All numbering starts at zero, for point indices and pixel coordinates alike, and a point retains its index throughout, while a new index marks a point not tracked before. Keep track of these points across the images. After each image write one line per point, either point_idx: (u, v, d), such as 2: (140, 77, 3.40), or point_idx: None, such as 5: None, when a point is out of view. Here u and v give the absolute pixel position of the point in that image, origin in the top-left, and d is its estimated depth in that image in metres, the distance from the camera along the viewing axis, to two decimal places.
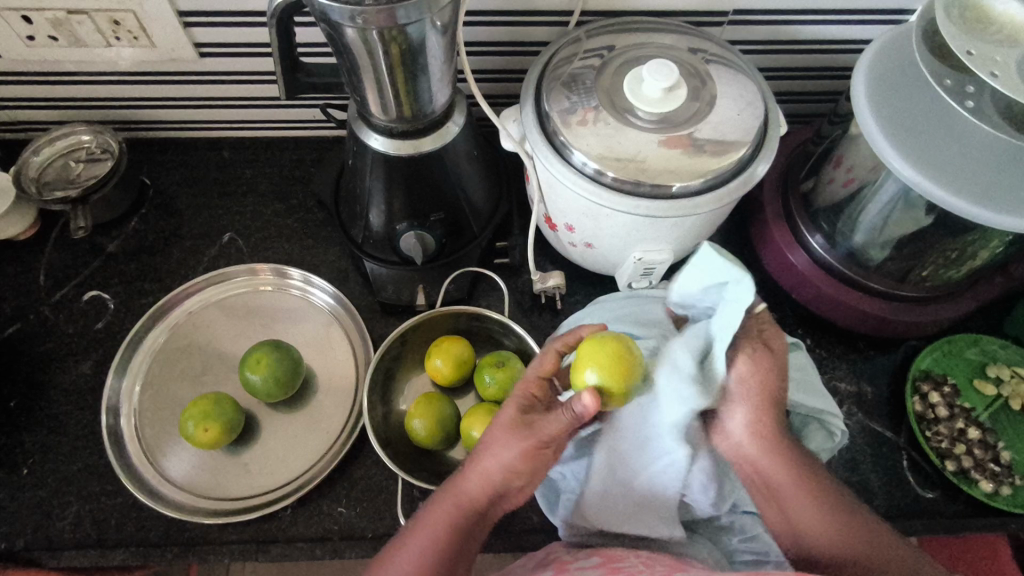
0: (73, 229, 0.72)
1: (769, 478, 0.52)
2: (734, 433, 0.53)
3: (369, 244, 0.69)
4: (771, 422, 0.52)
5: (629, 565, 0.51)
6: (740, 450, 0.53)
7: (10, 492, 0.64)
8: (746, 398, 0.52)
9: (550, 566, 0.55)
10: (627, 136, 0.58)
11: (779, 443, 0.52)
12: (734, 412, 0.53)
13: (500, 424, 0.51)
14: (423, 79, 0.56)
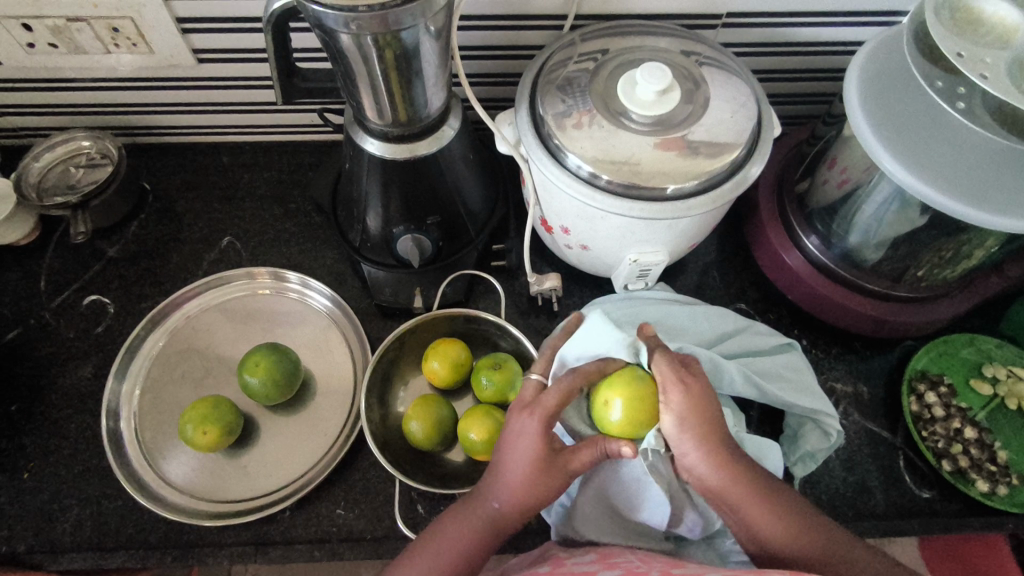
0: (73, 234, 0.73)
1: (721, 495, 0.50)
2: (683, 458, 0.51)
3: (366, 247, 0.70)
4: (712, 440, 0.50)
5: (623, 560, 0.52)
6: (693, 473, 0.51)
7: (12, 495, 0.64)
8: (684, 423, 0.50)
9: (546, 564, 0.55)
10: (620, 138, 0.59)
11: (725, 460, 0.50)
12: (676, 441, 0.51)
13: (529, 460, 0.50)
14: (418, 83, 0.57)
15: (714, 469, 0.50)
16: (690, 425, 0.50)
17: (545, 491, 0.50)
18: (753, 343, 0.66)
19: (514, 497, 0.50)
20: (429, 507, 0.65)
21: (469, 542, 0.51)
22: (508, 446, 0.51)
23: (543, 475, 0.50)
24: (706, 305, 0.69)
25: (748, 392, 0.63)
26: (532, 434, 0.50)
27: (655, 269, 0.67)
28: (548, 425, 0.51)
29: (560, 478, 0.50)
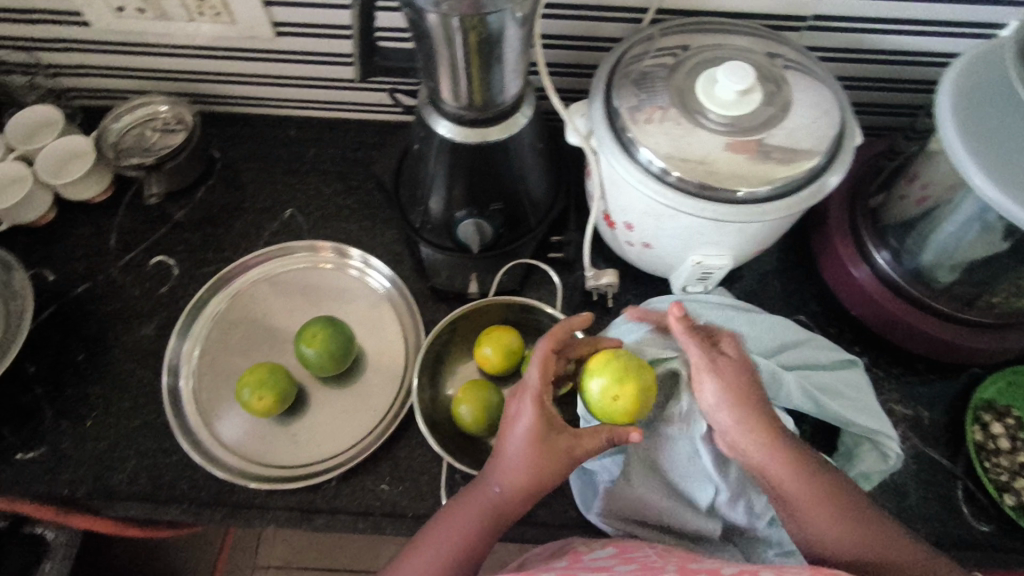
0: (148, 194, 0.80)
1: (766, 472, 0.53)
2: (727, 435, 0.55)
3: (427, 229, 0.71)
4: (755, 417, 0.53)
5: (641, 555, 0.53)
6: (741, 452, 0.54)
7: (74, 440, 0.67)
8: (727, 398, 0.54)
9: (565, 558, 0.57)
10: (694, 136, 0.58)
11: (774, 442, 0.53)
12: (717, 415, 0.55)
13: (527, 441, 0.51)
14: (496, 69, 0.56)
15: (758, 446, 0.53)
16: (730, 401, 0.54)
17: (543, 472, 0.52)
18: (812, 356, 0.65)
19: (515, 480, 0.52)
20: None
21: (474, 531, 0.51)
22: (507, 431, 0.53)
23: (543, 456, 0.51)
24: (768, 316, 0.68)
25: (805, 406, 0.62)
26: (528, 414, 0.52)
27: (717, 273, 0.67)
28: (542, 405, 0.52)
29: (560, 456, 0.52)
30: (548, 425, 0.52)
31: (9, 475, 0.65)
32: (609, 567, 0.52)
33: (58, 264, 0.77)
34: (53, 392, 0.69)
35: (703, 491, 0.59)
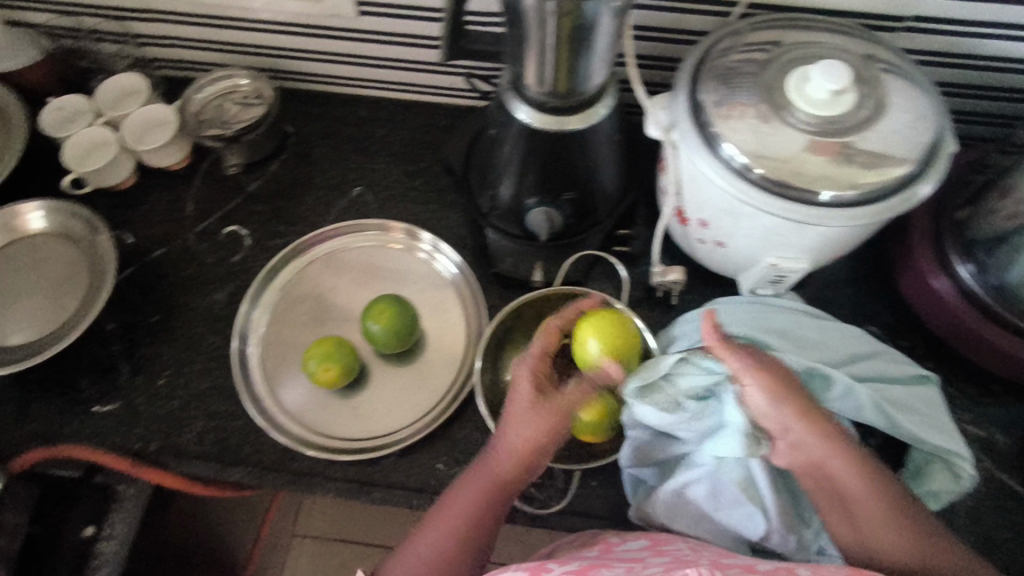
0: (227, 165, 0.82)
1: (824, 468, 0.52)
2: (787, 433, 0.53)
3: (495, 214, 0.71)
4: (807, 413, 0.52)
5: (674, 548, 0.54)
6: (799, 449, 0.53)
7: (147, 398, 0.70)
8: (776, 397, 0.52)
9: (597, 547, 0.59)
10: (779, 134, 0.57)
11: (831, 437, 0.52)
12: (774, 414, 0.53)
13: (517, 401, 0.58)
14: (585, 57, 0.56)
15: (821, 440, 0.52)
16: (779, 399, 0.52)
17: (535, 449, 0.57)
18: (885, 369, 0.63)
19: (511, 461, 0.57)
20: None
21: (475, 512, 0.57)
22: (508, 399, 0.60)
23: (533, 412, 0.57)
24: (839, 324, 0.67)
25: (875, 420, 0.60)
26: (519, 380, 0.59)
27: (792, 276, 0.65)
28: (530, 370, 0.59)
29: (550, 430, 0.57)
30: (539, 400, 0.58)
31: (87, 426, 0.68)
32: (640, 559, 0.54)
33: (137, 227, 0.80)
34: (129, 350, 0.72)
35: (753, 520, 0.57)
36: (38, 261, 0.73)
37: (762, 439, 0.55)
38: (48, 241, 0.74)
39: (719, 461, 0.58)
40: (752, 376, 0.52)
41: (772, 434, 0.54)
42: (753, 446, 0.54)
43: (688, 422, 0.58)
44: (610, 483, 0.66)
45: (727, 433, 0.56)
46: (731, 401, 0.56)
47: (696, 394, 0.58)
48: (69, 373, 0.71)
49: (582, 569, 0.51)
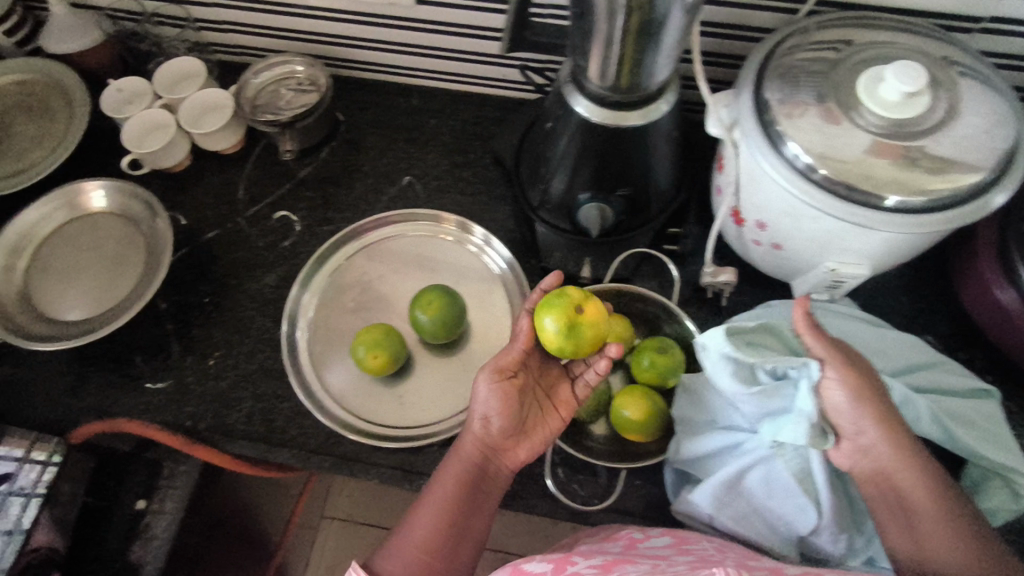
0: (283, 151, 0.83)
1: (892, 478, 0.52)
2: (861, 437, 0.53)
3: (545, 208, 0.71)
4: (884, 418, 0.53)
5: (698, 547, 0.55)
6: (868, 453, 0.53)
7: (199, 376, 0.71)
8: (857, 396, 0.53)
9: (620, 541, 0.59)
10: (846, 136, 0.55)
11: (903, 447, 0.52)
12: (852, 415, 0.53)
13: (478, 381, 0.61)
14: (652, 53, 0.55)
15: (894, 450, 0.52)
16: (863, 399, 0.53)
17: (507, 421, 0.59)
18: (943, 381, 0.61)
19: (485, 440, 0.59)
20: (567, 473, 0.66)
21: (456, 492, 0.58)
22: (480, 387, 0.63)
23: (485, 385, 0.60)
24: (896, 332, 0.66)
25: (931, 431, 0.59)
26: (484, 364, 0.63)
27: (850, 282, 0.64)
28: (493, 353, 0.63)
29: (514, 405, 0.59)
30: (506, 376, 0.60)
31: (141, 401, 0.70)
32: (664, 556, 0.54)
33: (190, 209, 0.81)
34: (181, 329, 0.73)
35: (805, 514, 0.56)
36: (97, 239, 0.75)
37: (829, 434, 0.55)
38: (107, 220, 0.76)
39: (778, 448, 0.58)
40: (840, 368, 0.53)
41: (844, 436, 0.54)
42: (818, 437, 0.54)
43: (756, 395, 0.57)
44: (654, 482, 0.66)
45: (792, 419, 0.55)
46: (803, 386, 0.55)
47: (773, 371, 0.57)
48: (123, 349, 0.72)
49: (605, 564, 0.53)
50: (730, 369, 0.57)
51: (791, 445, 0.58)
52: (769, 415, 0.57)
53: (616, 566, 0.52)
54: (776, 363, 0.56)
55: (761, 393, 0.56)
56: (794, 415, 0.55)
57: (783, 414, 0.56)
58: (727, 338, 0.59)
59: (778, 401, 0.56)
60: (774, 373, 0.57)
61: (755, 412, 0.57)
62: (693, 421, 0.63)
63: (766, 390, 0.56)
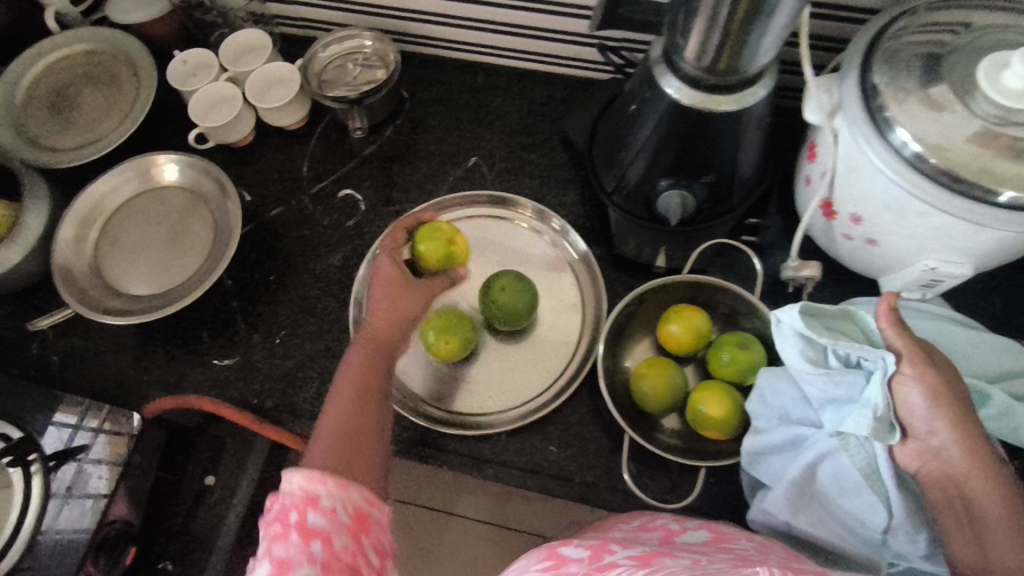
0: (352, 127, 0.81)
1: (962, 485, 0.45)
2: (930, 438, 0.47)
3: (620, 194, 0.68)
4: (961, 419, 0.46)
5: (740, 547, 0.51)
6: (937, 454, 0.47)
7: (265, 354, 0.70)
8: (935, 395, 0.47)
9: (656, 533, 0.57)
10: (958, 123, 0.52)
11: (978, 454, 0.45)
12: (924, 414, 0.47)
13: (383, 286, 0.59)
14: (756, 38, 0.51)
15: (966, 454, 0.46)
16: (941, 400, 0.46)
17: (411, 306, 0.58)
18: None
19: (389, 328, 0.57)
20: (639, 467, 0.65)
21: (367, 376, 0.54)
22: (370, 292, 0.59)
23: (400, 290, 0.58)
24: (995, 337, 0.61)
25: None
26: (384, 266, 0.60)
27: (950, 281, 0.60)
28: (394, 258, 0.61)
29: (425, 296, 0.60)
30: (404, 271, 0.60)
31: (208, 377, 0.70)
32: (705, 552, 0.51)
33: (254, 185, 0.80)
34: (248, 306, 0.73)
35: (874, 509, 0.52)
36: (166, 214, 0.75)
37: (897, 429, 0.49)
38: (176, 195, 0.76)
39: (842, 440, 0.53)
40: (920, 370, 0.47)
41: (914, 434, 0.48)
42: (883, 430, 0.49)
43: (822, 377, 0.53)
44: (726, 481, 0.64)
45: (859, 408, 0.51)
46: (875, 377, 0.49)
47: (846, 357, 0.53)
48: (191, 325, 0.72)
49: (643, 557, 0.50)
50: (801, 345, 0.54)
51: (857, 440, 0.52)
52: (833, 402, 0.53)
53: (654, 560, 0.50)
54: (849, 350, 0.51)
55: (829, 376, 0.52)
56: (864, 403, 0.50)
57: (850, 402, 0.52)
58: (804, 315, 0.54)
59: (847, 388, 0.52)
60: (846, 360, 0.53)
61: (816, 397, 0.54)
62: (761, 414, 0.59)
63: (834, 374, 0.52)
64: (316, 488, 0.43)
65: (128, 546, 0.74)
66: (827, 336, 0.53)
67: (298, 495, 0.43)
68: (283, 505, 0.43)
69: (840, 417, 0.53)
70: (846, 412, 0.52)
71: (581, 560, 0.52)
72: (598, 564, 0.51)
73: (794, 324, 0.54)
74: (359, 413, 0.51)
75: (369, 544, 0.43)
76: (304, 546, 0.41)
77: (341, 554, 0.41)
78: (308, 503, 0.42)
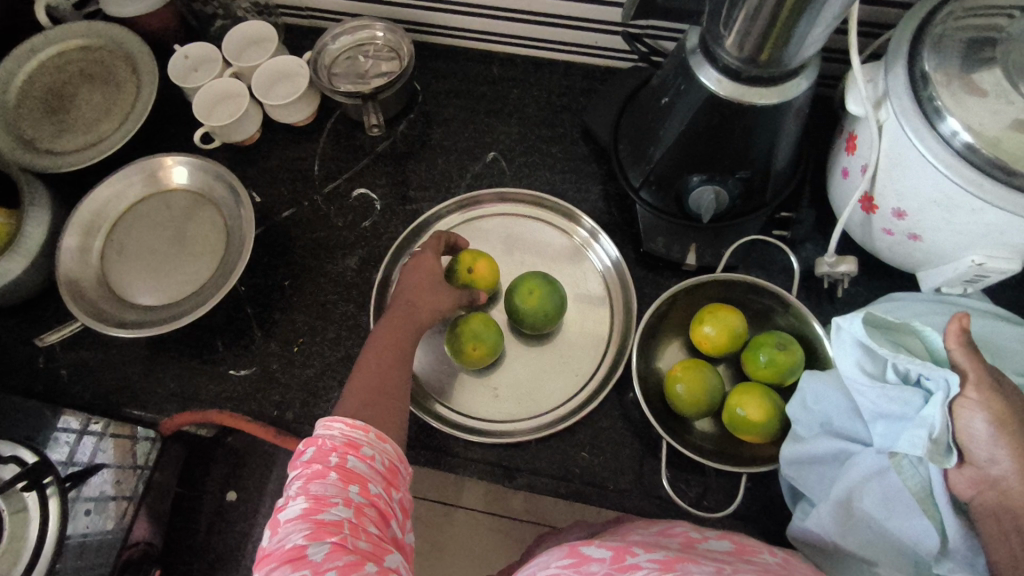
0: (368, 125, 0.76)
1: (1018, 516, 0.43)
2: (991, 467, 0.45)
3: (649, 188, 0.65)
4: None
5: (764, 560, 0.46)
6: (994, 484, 0.45)
7: (284, 364, 0.68)
8: (999, 423, 0.45)
9: (677, 539, 0.52)
10: (1009, 116, 0.49)
11: None
12: (986, 442, 0.45)
13: (419, 275, 0.62)
14: (806, 27, 0.47)
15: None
16: (1007, 426, 0.44)
17: (445, 300, 0.61)
18: None
19: (431, 313, 0.60)
20: (674, 473, 0.63)
21: (394, 351, 0.57)
22: (404, 279, 0.63)
23: (431, 279, 0.62)
24: None
25: None
26: (421, 262, 0.63)
27: (995, 277, 0.58)
28: (434, 255, 0.64)
29: (463, 293, 0.63)
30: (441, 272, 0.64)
31: (225, 388, 0.67)
32: (728, 561, 0.46)
33: (263, 185, 0.77)
34: (262, 313, 0.70)
35: (926, 532, 0.49)
36: (174, 219, 0.72)
37: (954, 452, 0.47)
38: (184, 198, 0.73)
39: (893, 458, 0.51)
40: (980, 400, 0.45)
41: (971, 460, 0.46)
42: (938, 453, 0.47)
43: (877, 391, 0.51)
44: (764, 487, 0.62)
45: (914, 428, 0.49)
46: (934, 397, 0.48)
47: (905, 373, 0.51)
48: (204, 334, 0.69)
49: (669, 561, 0.45)
50: (858, 355, 0.53)
51: (909, 460, 0.51)
52: (885, 417, 0.52)
53: (679, 566, 0.44)
54: (911, 366, 0.50)
55: (886, 390, 0.51)
56: (923, 425, 0.48)
57: (903, 420, 0.51)
58: (867, 324, 0.53)
59: (903, 405, 0.50)
60: (904, 376, 0.52)
61: (866, 409, 0.53)
62: (806, 419, 0.57)
63: (890, 389, 0.51)
64: (356, 436, 0.48)
65: (147, 564, 0.78)
66: (888, 348, 0.52)
67: (339, 441, 0.47)
68: (322, 448, 0.47)
69: (892, 433, 0.52)
70: (899, 429, 0.51)
71: (604, 560, 0.47)
72: (620, 565, 0.46)
73: (856, 331, 0.53)
74: (385, 382, 0.54)
75: (396, 495, 0.47)
76: (342, 487, 0.44)
77: (374, 498, 0.45)
78: (349, 449, 0.47)
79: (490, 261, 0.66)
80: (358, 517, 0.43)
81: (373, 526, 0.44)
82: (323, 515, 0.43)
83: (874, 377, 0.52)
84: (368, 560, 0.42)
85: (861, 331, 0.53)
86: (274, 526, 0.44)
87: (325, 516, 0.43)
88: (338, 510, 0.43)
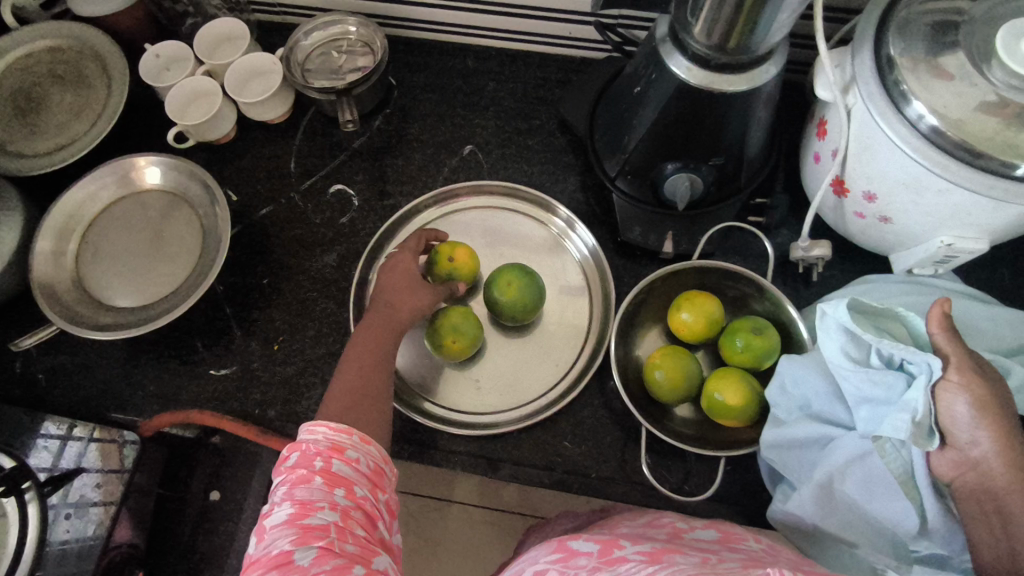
0: (342, 120, 0.76)
1: (1001, 499, 0.44)
2: (971, 449, 0.45)
3: (624, 178, 0.66)
4: (1004, 430, 0.44)
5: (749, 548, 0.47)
6: (975, 467, 0.45)
7: (265, 362, 0.68)
8: (980, 405, 0.45)
9: (663, 529, 0.52)
10: (975, 100, 0.50)
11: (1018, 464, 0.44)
12: (966, 425, 0.46)
13: (398, 275, 0.62)
14: (772, 13, 0.48)
15: (1009, 469, 0.44)
16: (986, 409, 0.45)
17: (423, 297, 0.61)
18: None
19: (409, 310, 0.60)
20: (656, 460, 0.63)
21: (373, 349, 0.57)
22: (382, 279, 0.63)
23: (408, 277, 0.62)
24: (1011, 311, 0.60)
25: None
26: (400, 262, 0.63)
27: (964, 256, 0.59)
28: (413, 254, 0.64)
29: (443, 288, 0.63)
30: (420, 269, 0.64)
31: (206, 389, 0.67)
32: (713, 550, 0.47)
33: (239, 184, 0.76)
34: (242, 313, 0.70)
35: (905, 516, 0.50)
36: (149, 220, 0.71)
37: (936, 435, 0.47)
38: (158, 199, 0.72)
39: (877, 443, 0.52)
40: (962, 382, 0.46)
41: (951, 443, 0.47)
42: (921, 436, 0.47)
43: (861, 375, 0.51)
44: (746, 471, 0.63)
45: (897, 412, 0.49)
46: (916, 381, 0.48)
47: (887, 357, 0.51)
48: (183, 335, 0.69)
49: (654, 552, 0.45)
50: (841, 338, 0.53)
51: (892, 444, 0.51)
52: (869, 401, 0.52)
53: (665, 556, 0.45)
54: (894, 350, 0.50)
55: (869, 374, 0.51)
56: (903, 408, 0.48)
57: (886, 405, 0.50)
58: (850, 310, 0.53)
59: (885, 389, 0.50)
60: (888, 360, 0.51)
61: (851, 394, 0.53)
62: (785, 403, 0.57)
63: (873, 373, 0.51)
64: (341, 440, 0.48)
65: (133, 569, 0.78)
66: (871, 333, 0.52)
67: (323, 445, 0.48)
68: (307, 453, 0.47)
69: (875, 418, 0.51)
70: (882, 413, 0.51)
71: (590, 554, 0.47)
72: (607, 558, 0.46)
73: (838, 316, 0.53)
74: (365, 379, 0.55)
75: (382, 497, 0.47)
76: (327, 491, 0.45)
77: (360, 501, 0.45)
78: (333, 452, 0.47)
79: (470, 248, 0.66)
80: (344, 520, 0.44)
81: (360, 529, 0.44)
82: (309, 519, 0.43)
83: (856, 362, 0.52)
84: (357, 562, 0.42)
85: (843, 317, 0.53)
86: (260, 532, 0.44)
87: (311, 520, 0.43)
88: (324, 515, 0.43)
